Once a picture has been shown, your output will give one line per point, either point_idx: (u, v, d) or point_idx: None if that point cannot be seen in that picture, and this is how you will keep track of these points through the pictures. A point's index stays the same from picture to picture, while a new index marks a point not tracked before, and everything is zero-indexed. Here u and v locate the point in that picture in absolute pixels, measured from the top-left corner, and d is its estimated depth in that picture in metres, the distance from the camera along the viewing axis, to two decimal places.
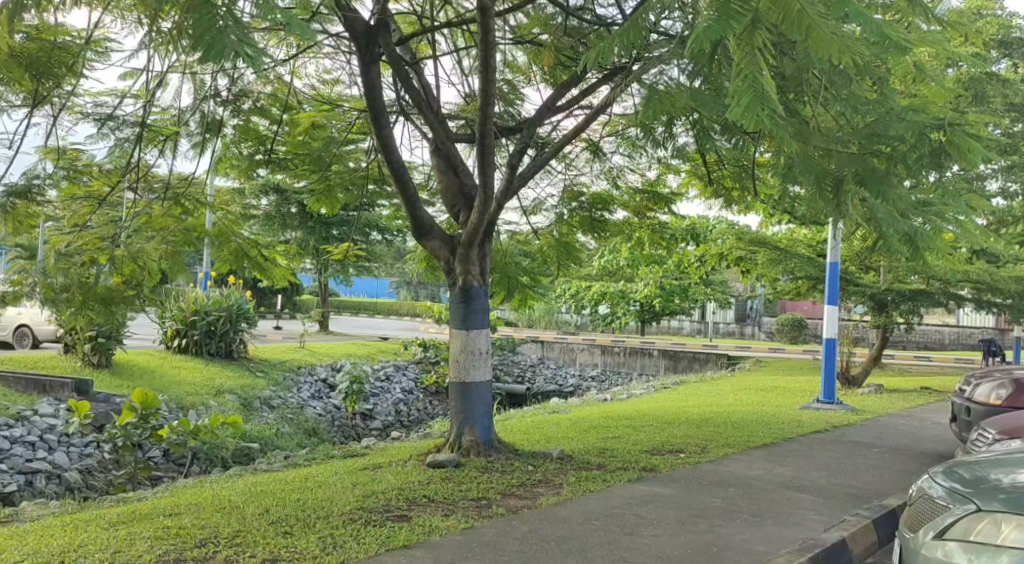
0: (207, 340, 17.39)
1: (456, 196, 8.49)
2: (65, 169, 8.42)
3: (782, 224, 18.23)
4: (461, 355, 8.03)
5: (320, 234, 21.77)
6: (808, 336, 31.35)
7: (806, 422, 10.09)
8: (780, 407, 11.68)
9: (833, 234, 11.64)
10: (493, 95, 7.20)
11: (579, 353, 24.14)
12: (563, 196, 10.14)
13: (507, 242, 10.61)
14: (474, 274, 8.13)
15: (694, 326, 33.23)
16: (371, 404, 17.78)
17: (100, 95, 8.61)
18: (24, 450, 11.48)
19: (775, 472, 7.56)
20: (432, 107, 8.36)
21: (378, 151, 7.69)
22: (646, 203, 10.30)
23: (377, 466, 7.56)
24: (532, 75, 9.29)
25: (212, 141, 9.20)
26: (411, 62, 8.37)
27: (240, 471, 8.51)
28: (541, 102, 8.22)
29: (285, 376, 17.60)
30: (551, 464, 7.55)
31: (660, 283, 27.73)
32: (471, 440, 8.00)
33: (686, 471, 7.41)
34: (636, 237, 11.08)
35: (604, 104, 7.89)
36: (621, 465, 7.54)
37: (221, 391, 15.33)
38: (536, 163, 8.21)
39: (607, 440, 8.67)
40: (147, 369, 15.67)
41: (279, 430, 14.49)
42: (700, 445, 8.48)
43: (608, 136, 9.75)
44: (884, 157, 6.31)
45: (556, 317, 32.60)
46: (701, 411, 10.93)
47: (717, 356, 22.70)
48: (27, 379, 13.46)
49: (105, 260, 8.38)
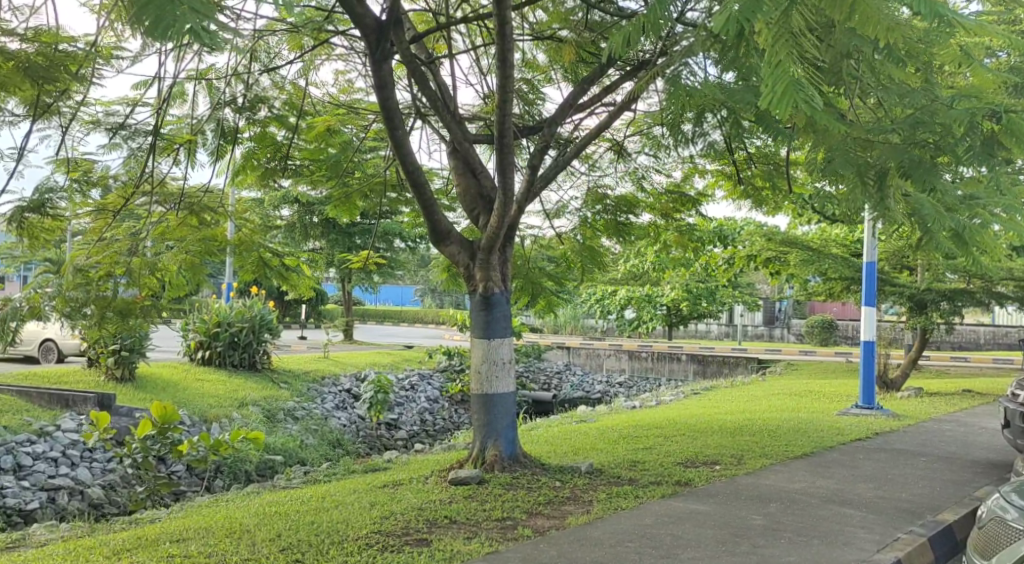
0: (230, 352, 17.21)
1: (474, 199, 8.21)
2: (77, 182, 8.22)
3: (812, 224, 17.82)
4: (483, 365, 7.74)
5: (342, 243, 21.59)
6: (839, 338, 30.85)
7: (846, 429, 9.71)
8: (816, 413, 11.30)
9: (869, 233, 11.24)
10: (511, 90, 6.90)
11: (606, 359, 23.80)
12: (588, 199, 9.84)
13: (530, 247, 10.33)
14: (495, 281, 7.84)
15: (722, 329, 32.81)
16: (396, 414, 17.53)
17: (111, 104, 8.41)
18: (46, 467, 11.32)
19: (817, 484, 7.20)
20: (449, 106, 8.07)
21: (392, 153, 7.40)
22: (673, 204, 9.98)
23: (398, 482, 7.28)
24: (553, 74, 9.01)
25: (229, 148, 8.96)
26: (427, 61, 8.10)
27: (259, 487, 8.26)
28: (564, 99, 7.91)
29: (309, 387, 17.38)
30: (580, 478, 7.24)
31: (687, 287, 27.36)
32: (495, 454, 7.70)
33: (723, 485, 7.06)
34: (664, 241, 10.75)
35: (628, 100, 7.58)
36: (653, 480, 7.21)
37: (244, 403, 15.12)
38: (558, 163, 7.90)
39: (638, 451, 8.34)
40: (170, 382, 15.51)
41: (303, 442, 14.25)
42: (736, 455, 8.13)
43: (634, 137, 9.44)
44: (931, 147, 5.96)
45: (581, 323, 32.31)
46: (733, 419, 10.58)
47: (747, 360, 22.29)
48: (50, 394, 13.28)
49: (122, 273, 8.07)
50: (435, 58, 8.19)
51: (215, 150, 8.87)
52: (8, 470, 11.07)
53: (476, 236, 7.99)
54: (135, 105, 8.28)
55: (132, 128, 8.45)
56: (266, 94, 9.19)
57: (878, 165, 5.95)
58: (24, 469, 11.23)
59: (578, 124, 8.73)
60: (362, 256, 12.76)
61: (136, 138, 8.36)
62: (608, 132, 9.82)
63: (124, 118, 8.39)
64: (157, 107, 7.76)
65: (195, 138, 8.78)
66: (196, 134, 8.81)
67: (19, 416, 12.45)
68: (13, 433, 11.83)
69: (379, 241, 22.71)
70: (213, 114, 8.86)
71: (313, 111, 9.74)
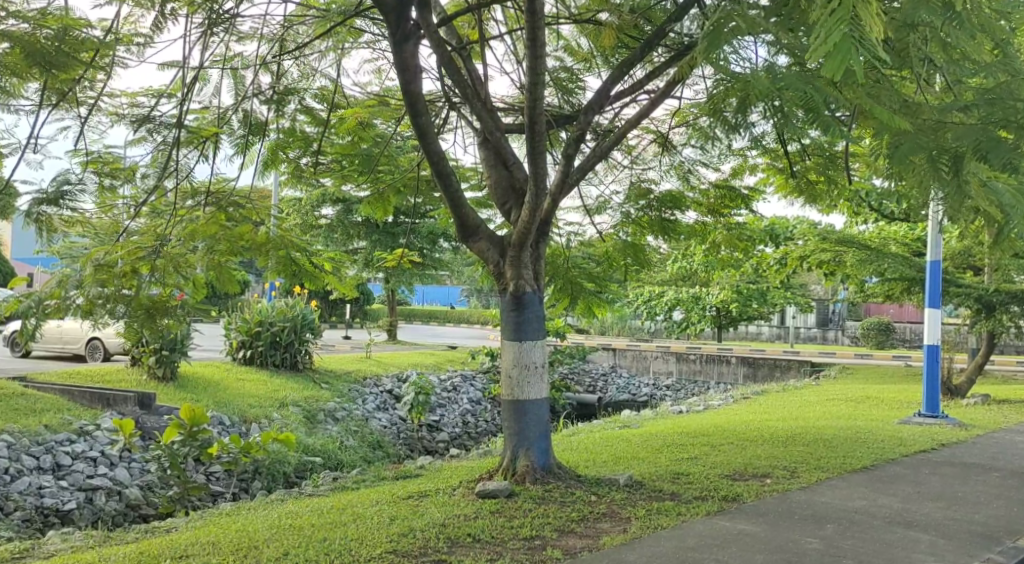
0: (272, 351, 16.98)
1: (506, 192, 7.81)
2: (103, 178, 7.97)
3: (870, 221, 17.15)
4: (514, 370, 7.32)
5: (385, 242, 21.33)
6: (896, 341, 29.99)
7: (909, 440, 9.12)
8: (877, 422, 10.71)
9: (934, 229, 10.60)
10: (544, 72, 6.50)
11: (653, 362, 23.25)
12: (631, 194, 9.38)
13: (569, 245, 9.88)
14: (527, 278, 7.41)
15: (773, 331, 32.10)
16: (438, 415, 17.20)
17: (137, 95, 8.16)
18: (85, 467, 11.13)
19: (879, 503, 6.66)
20: (479, 95, 7.69)
21: (417, 143, 7.02)
22: (723, 200, 9.44)
23: (424, 494, 6.88)
24: (594, 62, 8.58)
25: (257, 141, 8.77)
26: (458, 48, 7.73)
27: (283, 495, 7.92)
28: (603, 84, 7.49)
29: (350, 388, 17.06)
30: (618, 493, 6.77)
31: (738, 288, 26.68)
32: (527, 464, 7.28)
33: (774, 502, 6.57)
34: (712, 239, 10.24)
35: (670, 86, 7.12)
36: (698, 495, 6.73)
37: (285, 403, 14.88)
38: (597, 153, 7.46)
39: (682, 462, 7.86)
40: (211, 381, 15.30)
41: (342, 444, 13.93)
42: (789, 468, 7.60)
43: (679, 127, 8.97)
44: (1010, 126, 5.43)
45: (629, 323, 31.80)
46: (787, 427, 10.02)
47: (800, 364, 21.57)
48: (92, 393, 13.12)
49: (148, 269, 7.72)
50: (466, 44, 7.80)
51: (244, 144, 8.67)
52: (46, 470, 10.91)
53: (507, 231, 7.58)
54: (160, 97, 8.01)
55: (159, 121, 8.18)
56: (295, 85, 8.98)
57: (952, 149, 5.51)
58: (62, 468, 11.05)
59: (617, 113, 8.31)
60: (398, 254, 12.41)
61: (163, 131, 8.11)
62: (652, 122, 9.38)
63: (150, 110, 8.13)
64: (182, 98, 7.54)
65: (222, 131, 8.51)
66: (222, 127, 8.61)
67: (60, 415, 12.28)
68: (53, 432, 11.66)
69: (423, 240, 22.42)
70: (239, 105, 8.68)
71: (346, 105, 9.41)
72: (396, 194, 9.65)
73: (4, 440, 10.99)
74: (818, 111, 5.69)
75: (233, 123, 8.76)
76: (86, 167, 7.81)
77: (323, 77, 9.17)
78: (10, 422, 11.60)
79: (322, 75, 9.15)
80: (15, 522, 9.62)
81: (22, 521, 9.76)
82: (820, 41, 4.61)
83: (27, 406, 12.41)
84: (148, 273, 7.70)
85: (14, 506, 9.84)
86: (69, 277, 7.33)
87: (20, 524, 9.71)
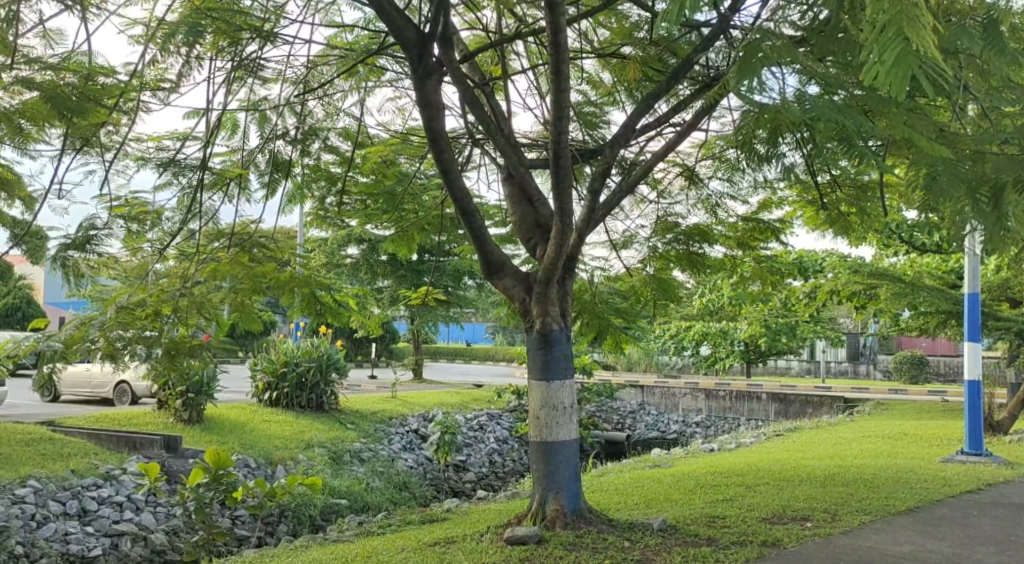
0: (298, 392, 16.86)
1: (531, 228, 7.69)
2: (128, 221, 7.93)
3: (901, 253, 16.89)
4: (541, 411, 7.15)
5: (411, 280, 21.27)
6: (929, 375, 29.55)
7: (953, 479, 8.85)
8: (916, 460, 10.43)
9: (971, 261, 10.37)
10: (568, 106, 6.39)
11: (682, 398, 22.97)
12: (658, 228, 9.23)
13: (595, 281, 9.74)
14: (554, 316, 7.25)
15: (803, 366, 31.73)
16: (465, 455, 17.01)
17: (161, 138, 8.13)
18: (111, 512, 11.02)
19: (927, 548, 6.42)
20: (503, 130, 7.59)
21: (440, 180, 6.91)
22: (752, 234, 9.27)
23: (451, 541, 6.70)
24: (618, 96, 8.49)
25: (280, 179, 8.76)
26: (480, 84, 7.66)
27: (307, 541, 7.78)
28: (628, 118, 7.38)
29: (376, 428, 16.91)
30: (651, 538, 6.55)
31: (766, 322, 26.37)
32: (557, 508, 7.07)
33: (816, 548, 6.33)
34: (742, 272, 10.07)
35: (697, 119, 6.98)
36: (736, 540, 6.50)
37: (311, 445, 14.75)
38: (623, 187, 7.33)
39: (716, 504, 7.64)
40: (237, 423, 15.19)
41: (369, 486, 13.76)
42: (830, 510, 7.35)
43: (706, 160, 8.84)
44: None
45: (656, 359, 31.57)
46: (823, 465, 9.76)
47: (832, 399, 21.21)
48: (118, 437, 13.03)
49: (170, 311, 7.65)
50: (489, 79, 7.73)
51: (268, 183, 8.64)
52: (73, 515, 10.80)
53: (532, 268, 7.45)
54: (185, 139, 7.97)
55: (184, 163, 8.13)
56: (319, 125, 8.96)
57: (992, 180, 5.36)
58: (89, 513, 10.94)
59: (643, 146, 8.19)
60: (423, 291, 12.32)
61: (187, 174, 8.06)
62: (678, 156, 9.26)
63: (175, 153, 8.08)
64: (206, 141, 7.50)
65: (246, 172, 8.47)
66: (246, 167, 8.58)
67: (86, 460, 12.20)
68: (79, 477, 11.56)
69: (448, 278, 22.35)
70: (265, 145, 8.65)
71: (370, 144, 9.35)
72: (421, 232, 9.57)
73: (31, 485, 10.90)
74: (854, 139, 5.52)
75: (258, 163, 8.74)
76: (111, 211, 7.76)
77: (347, 116, 9.13)
78: (37, 467, 11.52)
79: (346, 114, 9.11)
80: None
81: None
82: (870, 61, 4.41)
83: (54, 451, 12.34)
84: (170, 314, 7.62)
85: (40, 552, 9.80)
86: (92, 320, 7.25)
87: None
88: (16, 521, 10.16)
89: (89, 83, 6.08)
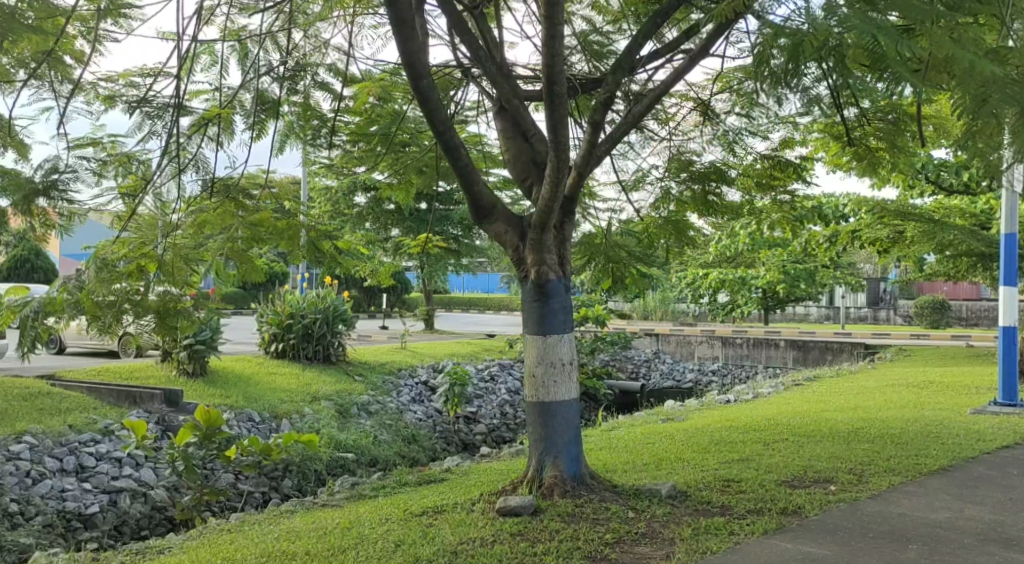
0: (304, 343, 16.37)
1: (526, 166, 7.10)
2: (101, 164, 7.33)
3: (927, 195, 16.21)
4: (538, 369, 6.61)
5: (418, 228, 20.68)
6: (952, 320, 28.96)
7: (988, 434, 8.26)
8: (947, 411, 9.89)
9: (1010, 200, 9.72)
10: (560, 22, 5.76)
11: (698, 346, 22.43)
12: (672, 168, 8.61)
13: (605, 224, 9.13)
14: (551, 264, 6.67)
15: (822, 312, 31.20)
16: (475, 407, 16.55)
17: (131, 75, 7.52)
18: (110, 468, 10.57)
19: (966, 515, 5.88)
20: (496, 60, 6.98)
21: (423, 114, 6.33)
22: (771, 172, 8.58)
23: (440, 510, 6.23)
24: (627, 21, 7.83)
25: (268, 119, 8.14)
26: (470, 8, 7.05)
27: (300, 506, 7.31)
28: (633, 41, 6.70)
29: (385, 380, 16.44)
30: (659, 507, 6.04)
31: (784, 267, 25.71)
32: (555, 475, 6.57)
33: (842, 516, 5.81)
34: (762, 215, 9.42)
35: (709, 42, 6.31)
36: (752, 508, 5.97)
37: (318, 398, 14.30)
38: (628, 120, 6.69)
39: (732, 465, 7.11)
40: (242, 376, 14.74)
41: (376, 438, 13.33)
42: (856, 471, 6.81)
43: (721, 93, 8.17)
44: None
45: (672, 307, 31.20)
46: (846, 418, 9.23)
47: (853, 346, 20.63)
48: (118, 391, 12.59)
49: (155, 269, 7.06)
50: (480, 2, 7.10)
51: (255, 123, 8.04)
52: (70, 471, 10.38)
53: (526, 211, 6.88)
54: (158, 75, 7.36)
55: (156, 103, 7.50)
56: (306, 61, 8.35)
57: None
58: (86, 470, 10.51)
59: (650, 76, 7.53)
60: (423, 237, 11.72)
61: (162, 113, 7.43)
62: (691, 89, 8.63)
63: (146, 91, 7.46)
64: (178, 76, 6.92)
65: (230, 113, 7.86)
66: (231, 107, 8.00)
67: (85, 415, 11.76)
68: (77, 433, 11.13)
69: (456, 225, 21.74)
70: (249, 83, 8.06)
71: (362, 81, 8.72)
72: (419, 174, 8.97)
73: (26, 442, 10.50)
74: (897, 51, 4.88)
75: (243, 103, 8.13)
76: (80, 155, 7.16)
77: (335, 50, 8.50)
78: (34, 423, 11.09)
79: (335, 47, 8.46)
80: (36, 528, 9.15)
81: (43, 526, 9.30)
82: None
83: (52, 406, 11.91)
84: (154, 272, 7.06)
85: (36, 510, 9.39)
86: (69, 280, 6.68)
87: (42, 530, 9.25)
88: (10, 479, 9.78)
89: (21, 13, 5.52)
